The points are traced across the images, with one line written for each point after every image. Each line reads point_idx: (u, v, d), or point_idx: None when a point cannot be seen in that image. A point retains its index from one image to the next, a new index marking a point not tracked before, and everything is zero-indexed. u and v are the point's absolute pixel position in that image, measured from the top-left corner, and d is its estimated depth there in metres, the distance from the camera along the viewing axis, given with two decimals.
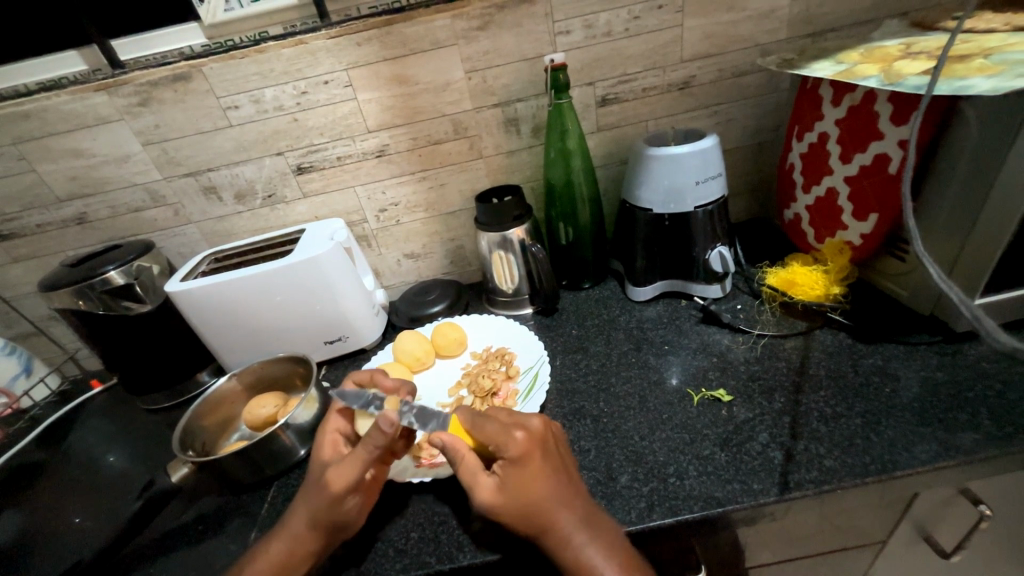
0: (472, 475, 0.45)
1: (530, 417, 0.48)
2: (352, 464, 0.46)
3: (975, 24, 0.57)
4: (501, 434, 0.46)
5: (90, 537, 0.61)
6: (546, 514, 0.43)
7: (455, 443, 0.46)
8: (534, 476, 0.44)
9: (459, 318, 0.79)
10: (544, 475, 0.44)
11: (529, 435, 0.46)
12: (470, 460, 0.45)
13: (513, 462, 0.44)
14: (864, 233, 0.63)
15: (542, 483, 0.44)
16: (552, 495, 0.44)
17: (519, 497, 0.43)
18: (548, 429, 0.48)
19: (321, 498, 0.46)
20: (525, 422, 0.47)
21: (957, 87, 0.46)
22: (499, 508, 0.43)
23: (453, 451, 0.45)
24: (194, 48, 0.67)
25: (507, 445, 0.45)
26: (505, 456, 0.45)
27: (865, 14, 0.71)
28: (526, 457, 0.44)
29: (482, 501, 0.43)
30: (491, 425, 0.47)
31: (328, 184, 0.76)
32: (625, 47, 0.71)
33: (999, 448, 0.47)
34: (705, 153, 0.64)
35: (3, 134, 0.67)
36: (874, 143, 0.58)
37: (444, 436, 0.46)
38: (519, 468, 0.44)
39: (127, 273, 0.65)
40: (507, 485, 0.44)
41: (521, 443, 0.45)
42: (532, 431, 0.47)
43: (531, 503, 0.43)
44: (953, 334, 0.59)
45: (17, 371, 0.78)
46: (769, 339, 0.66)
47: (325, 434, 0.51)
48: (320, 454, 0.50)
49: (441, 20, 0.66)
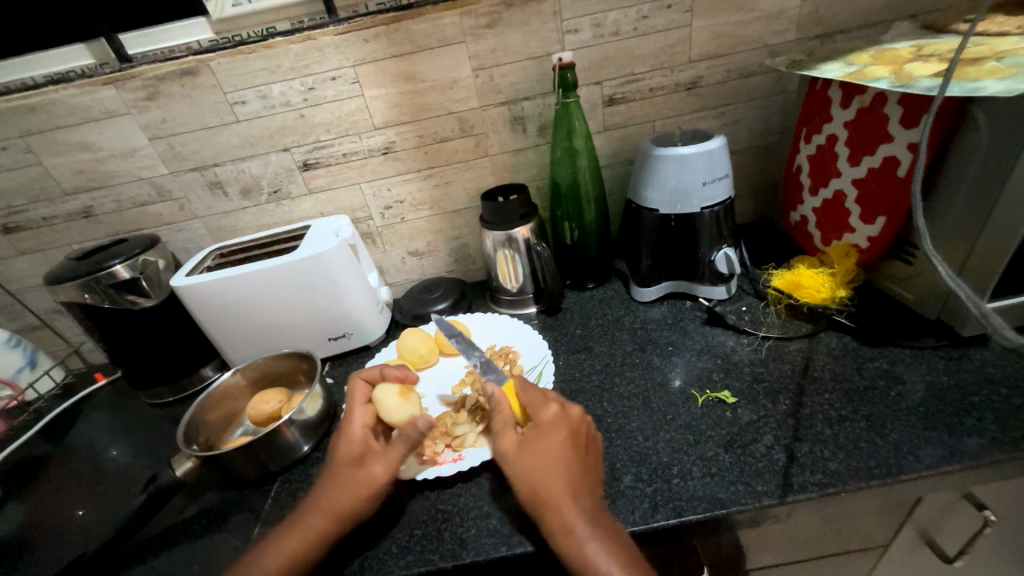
0: (503, 424, 0.51)
1: (572, 407, 0.52)
2: (397, 455, 0.52)
3: (986, 28, 0.56)
4: (538, 404, 0.52)
5: (93, 530, 0.61)
6: (554, 489, 0.45)
7: (500, 397, 0.53)
8: (553, 445, 0.47)
9: (462, 317, 0.79)
10: (562, 450, 0.47)
11: (562, 415, 0.50)
12: (507, 414, 0.51)
13: (540, 428, 0.49)
14: (871, 236, 0.62)
15: (559, 459, 0.47)
16: (563, 471, 0.46)
17: (536, 460, 0.47)
18: (584, 419, 0.51)
19: (364, 488, 0.50)
20: (565, 406, 0.52)
21: (969, 89, 0.45)
22: (514, 461, 0.48)
23: (495, 402, 0.53)
24: (202, 43, 0.67)
25: (541, 413, 0.50)
26: (536, 420, 0.50)
27: (874, 16, 0.71)
28: (554, 427, 0.49)
29: (504, 450, 0.48)
30: (534, 392, 0.53)
31: (334, 180, 0.76)
32: (633, 47, 0.71)
33: (1005, 453, 0.47)
34: (712, 153, 0.63)
35: (11, 127, 0.67)
36: (883, 146, 0.57)
37: (495, 388, 0.54)
38: (546, 433, 0.48)
39: (133, 267, 0.65)
40: (525, 444, 0.48)
41: (554, 414, 0.50)
42: (568, 414, 0.51)
43: (547, 471, 0.46)
44: (958, 339, 0.59)
45: (22, 364, 0.80)
46: (774, 341, 0.65)
47: (356, 429, 0.53)
48: (354, 446, 0.52)
49: (448, 17, 0.66)
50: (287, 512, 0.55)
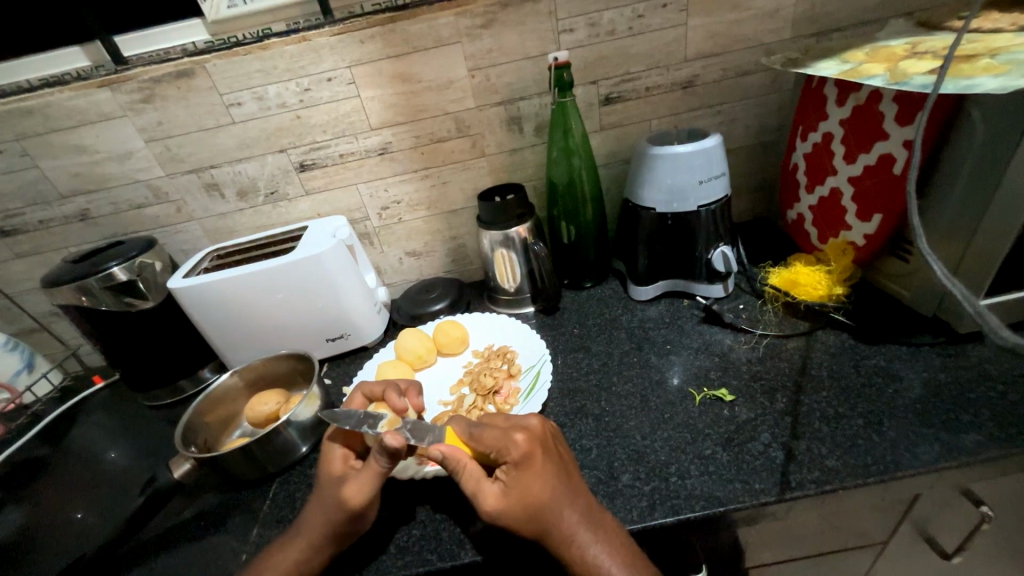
0: (476, 483, 0.45)
1: (530, 419, 0.50)
2: (370, 480, 0.47)
3: (981, 25, 0.56)
4: (501, 437, 0.47)
5: (91, 533, 0.61)
6: (549, 513, 0.44)
7: (455, 453, 0.46)
8: (540, 473, 0.45)
9: (460, 317, 0.79)
10: (547, 474, 0.45)
11: (529, 435, 0.47)
12: (474, 470, 0.46)
13: (516, 465, 0.45)
14: (867, 234, 0.62)
15: (549, 480, 0.45)
16: (552, 493, 0.44)
17: (525, 498, 0.44)
18: (546, 428, 0.50)
19: (338, 511, 0.47)
20: (523, 425, 0.49)
21: (963, 86, 0.45)
22: (506, 513, 0.44)
23: (453, 461, 0.46)
24: (198, 45, 0.67)
25: (509, 449, 0.46)
26: (508, 459, 0.46)
27: (870, 13, 0.71)
28: (529, 456, 0.46)
29: (490, 508, 0.44)
30: (490, 432, 0.47)
31: (330, 181, 0.76)
32: (628, 46, 0.71)
33: (1001, 449, 0.47)
34: (708, 152, 0.63)
35: (7, 130, 0.67)
36: (878, 143, 0.58)
37: (443, 447, 0.46)
38: (523, 469, 0.45)
39: (129, 270, 0.65)
40: (509, 488, 0.45)
41: (526, 444, 0.46)
42: (532, 431, 0.48)
43: (538, 502, 0.44)
44: (955, 336, 0.59)
45: (19, 367, 0.79)
46: (771, 339, 0.66)
47: (335, 450, 0.51)
48: (332, 468, 0.49)
49: (444, 18, 0.66)
50: (285, 512, 0.56)
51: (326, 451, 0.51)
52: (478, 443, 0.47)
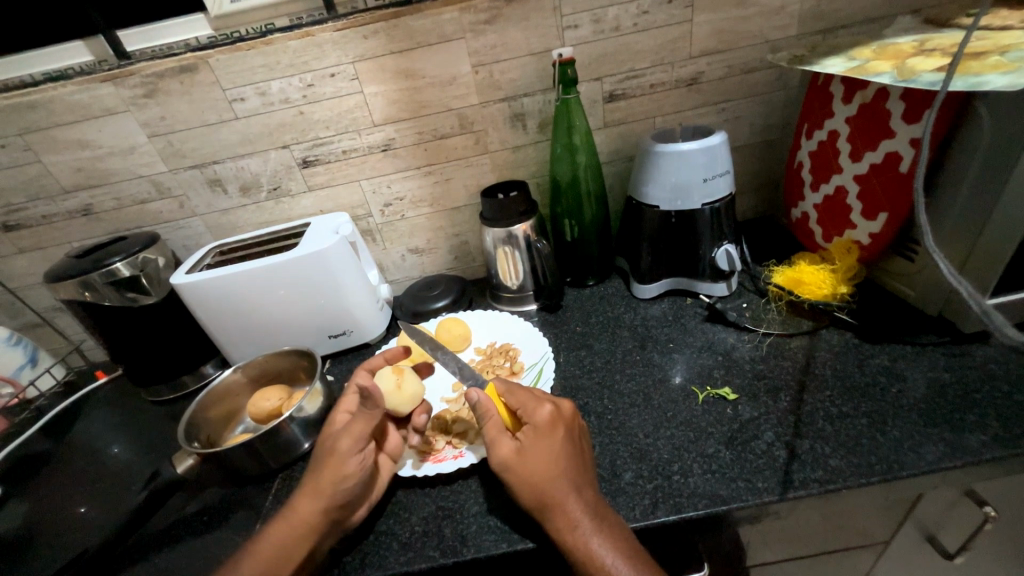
0: (495, 433, 0.48)
1: (562, 401, 0.52)
2: (363, 427, 0.50)
3: (991, 22, 0.56)
4: (530, 401, 0.50)
5: (95, 527, 0.62)
6: (555, 491, 0.44)
7: (486, 402, 0.50)
8: (551, 446, 0.46)
9: (462, 314, 0.79)
10: (559, 450, 0.47)
11: (555, 412, 0.49)
12: (497, 420, 0.49)
13: (535, 429, 0.48)
14: (873, 233, 0.62)
15: (561, 457, 0.46)
16: (561, 470, 0.45)
17: (535, 466, 0.45)
18: (575, 416, 0.51)
19: (332, 468, 0.48)
20: (554, 402, 0.51)
21: (972, 83, 0.45)
22: (511, 469, 0.46)
23: (484, 407, 0.50)
24: (200, 40, 0.66)
25: (534, 412, 0.49)
26: (530, 421, 0.49)
27: (877, 11, 0.70)
28: (549, 427, 0.48)
29: (499, 457, 0.47)
30: (521, 393, 0.51)
31: (333, 177, 0.76)
32: (633, 42, 0.71)
33: (1006, 450, 0.47)
34: (713, 149, 0.63)
35: (11, 124, 0.67)
36: (885, 141, 0.57)
37: (479, 392, 0.50)
38: (539, 435, 0.47)
39: (132, 265, 0.65)
40: (523, 449, 0.46)
41: (547, 414, 0.49)
42: (562, 410, 0.50)
43: (546, 476, 0.45)
44: (961, 336, 0.59)
45: (23, 362, 0.79)
46: (775, 338, 0.65)
47: (339, 413, 0.53)
48: (333, 426, 0.52)
49: (448, 13, 0.65)
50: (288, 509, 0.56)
51: (331, 415, 0.54)
52: (508, 403, 0.51)
